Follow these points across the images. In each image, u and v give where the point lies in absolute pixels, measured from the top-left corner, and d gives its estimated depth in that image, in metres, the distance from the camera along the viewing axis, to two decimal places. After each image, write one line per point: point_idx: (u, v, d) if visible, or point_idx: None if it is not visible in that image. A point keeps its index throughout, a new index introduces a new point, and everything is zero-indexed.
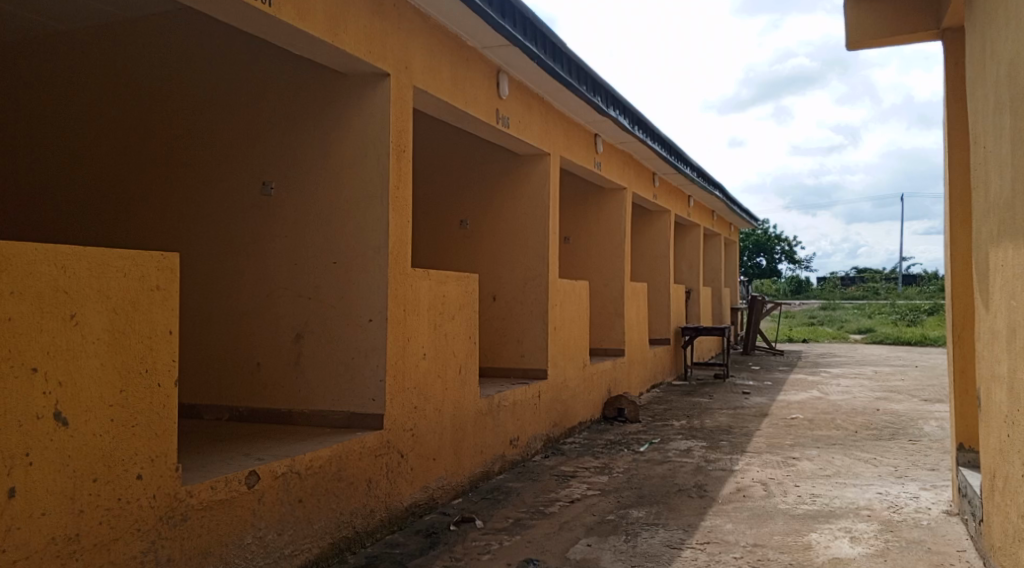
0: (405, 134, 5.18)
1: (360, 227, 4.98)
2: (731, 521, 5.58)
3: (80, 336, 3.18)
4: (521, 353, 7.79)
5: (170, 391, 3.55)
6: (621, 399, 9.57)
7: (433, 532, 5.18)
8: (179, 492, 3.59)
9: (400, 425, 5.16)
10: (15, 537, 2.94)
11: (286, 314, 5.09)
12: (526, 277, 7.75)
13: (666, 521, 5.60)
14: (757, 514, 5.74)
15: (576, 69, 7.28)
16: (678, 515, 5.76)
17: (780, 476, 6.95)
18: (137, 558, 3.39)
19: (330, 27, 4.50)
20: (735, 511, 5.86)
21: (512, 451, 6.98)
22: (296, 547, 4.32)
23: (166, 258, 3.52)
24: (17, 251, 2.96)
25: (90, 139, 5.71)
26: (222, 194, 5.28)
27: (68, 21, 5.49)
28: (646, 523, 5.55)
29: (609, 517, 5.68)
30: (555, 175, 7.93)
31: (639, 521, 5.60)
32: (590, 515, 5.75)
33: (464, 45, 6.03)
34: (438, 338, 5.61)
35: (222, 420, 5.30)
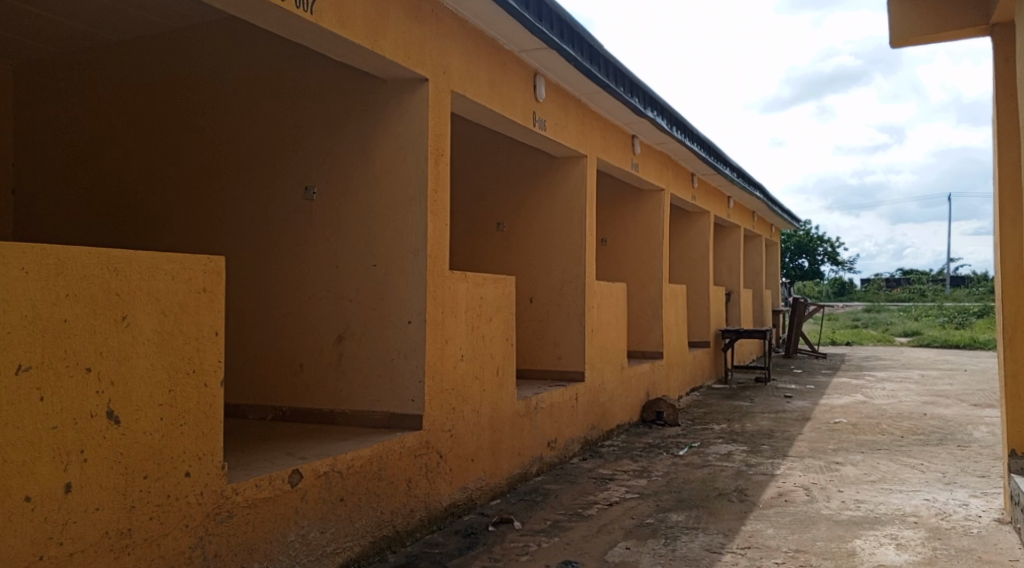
0: (444, 138, 5.25)
1: (399, 230, 5.06)
2: (773, 526, 5.56)
3: (131, 338, 3.29)
4: (559, 355, 7.82)
5: (217, 391, 3.65)
6: (660, 402, 9.55)
7: (471, 533, 5.24)
8: (225, 490, 3.69)
9: (439, 425, 5.22)
10: (71, 531, 3.05)
11: (328, 316, 5.19)
12: (564, 279, 7.78)
13: (706, 525, 5.60)
14: (799, 520, 5.70)
15: (614, 70, 7.30)
16: (718, 519, 5.75)
17: (822, 481, 6.89)
18: (186, 553, 3.49)
19: (370, 34, 4.58)
20: (776, 516, 5.83)
21: (550, 453, 7.02)
22: (338, 545, 4.40)
23: (212, 261, 3.63)
24: (72, 255, 3.07)
25: (139, 145, 5.87)
26: (265, 198, 5.40)
27: (118, 32, 5.67)
28: (686, 527, 5.55)
29: (647, 521, 5.69)
30: (593, 177, 7.95)
31: (679, 525, 5.59)
32: (629, 518, 5.77)
33: (502, 49, 6.09)
34: (476, 340, 5.67)
35: (265, 420, 5.41)
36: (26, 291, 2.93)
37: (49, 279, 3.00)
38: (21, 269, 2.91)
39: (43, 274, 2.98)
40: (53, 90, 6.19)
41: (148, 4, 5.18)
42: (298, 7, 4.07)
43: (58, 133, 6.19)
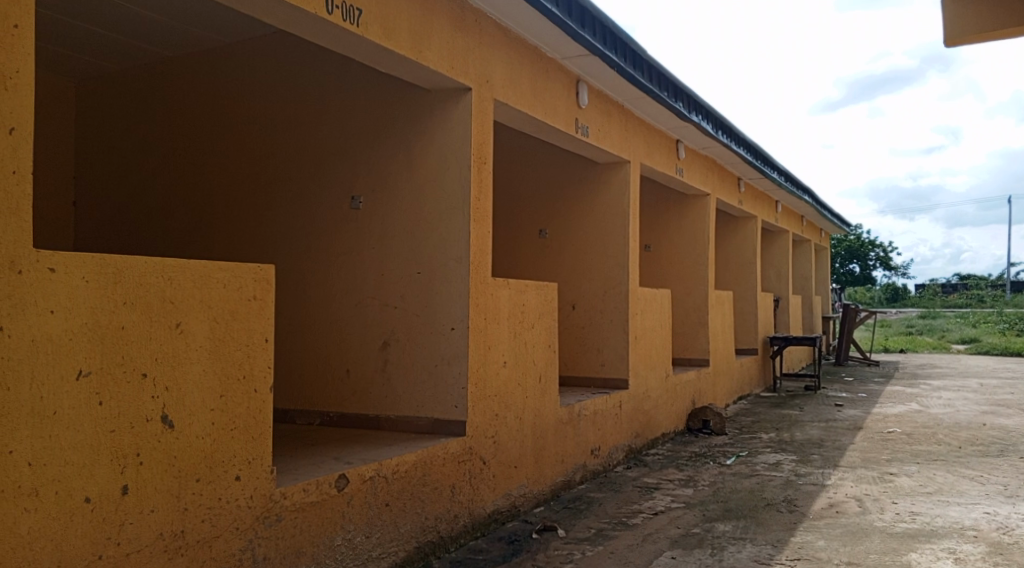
0: (487, 146, 5.30)
1: (443, 237, 5.12)
2: (824, 537, 5.50)
3: (184, 344, 3.39)
4: (602, 363, 7.82)
5: (266, 396, 3.74)
6: (706, 410, 9.49)
7: (515, 540, 5.27)
8: (273, 493, 3.77)
9: (482, 432, 5.27)
10: (128, 532, 3.15)
11: (373, 323, 5.27)
12: (607, 286, 7.79)
13: (754, 535, 5.56)
14: (851, 532, 5.63)
15: (657, 75, 7.30)
16: (767, 530, 5.70)
17: (875, 493, 6.78)
18: (237, 555, 3.58)
19: (415, 45, 4.66)
20: (828, 527, 5.76)
21: (594, 461, 7.02)
22: (384, 550, 4.47)
23: (261, 270, 3.73)
24: (129, 264, 3.17)
25: (191, 157, 6.03)
26: (313, 207, 5.51)
27: (173, 46, 5.84)
28: (733, 537, 5.51)
29: (694, 530, 5.67)
30: (636, 183, 7.96)
31: (726, 535, 5.56)
32: (675, 527, 5.75)
33: (545, 56, 6.14)
34: (518, 347, 5.70)
35: (314, 425, 5.52)
36: (86, 299, 3.03)
37: (108, 287, 3.11)
38: (82, 277, 3.02)
39: (102, 283, 3.09)
40: (111, 105, 6.42)
41: (201, 20, 5.34)
42: (346, 20, 4.16)
43: (116, 147, 6.41)
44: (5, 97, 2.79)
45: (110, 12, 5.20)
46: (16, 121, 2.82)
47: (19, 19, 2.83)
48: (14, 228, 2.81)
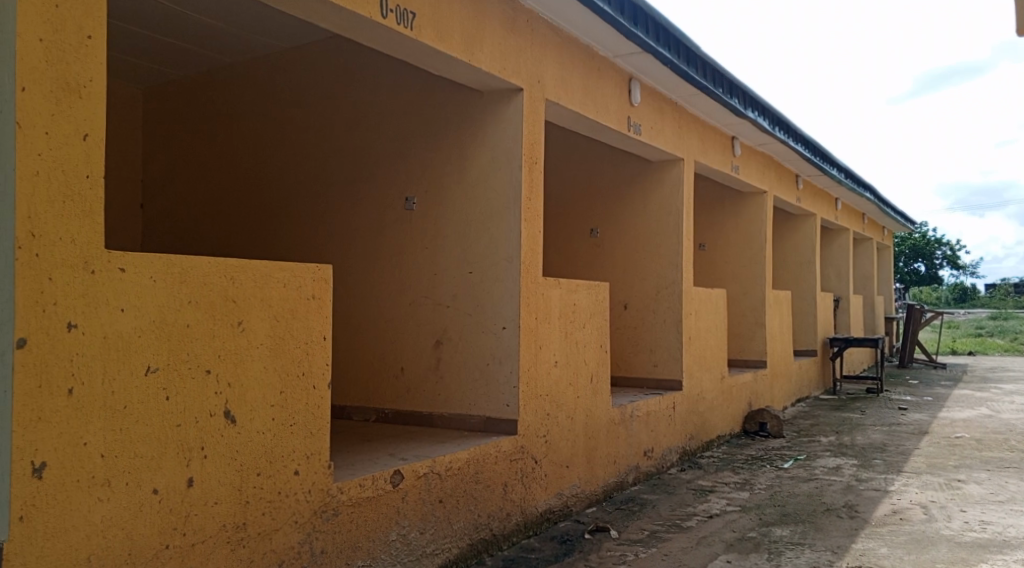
0: (538, 145, 5.34)
1: (494, 237, 5.18)
2: (886, 544, 5.41)
3: (246, 341, 3.50)
4: (654, 363, 7.81)
5: (324, 393, 3.85)
6: (763, 412, 9.40)
7: (567, 540, 5.30)
8: (330, 488, 3.87)
9: (534, 431, 5.32)
10: (194, 523, 3.27)
11: (426, 322, 5.36)
12: (660, 286, 7.77)
13: (813, 541, 5.51)
14: (916, 539, 5.53)
15: (712, 72, 7.26)
16: (826, 535, 5.64)
17: (942, 500, 6.64)
18: (295, 548, 3.68)
19: (467, 47, 4.73)
20: (891, 534, 5.67)
21: (647, 463, 7.01)
22: (438, 546, 4.55)
23: (320, 269, 3.83)
24: (194, 264, 3.30)
25: (251, 160, 6.21)
26: (368, 208, 5.62)
27: (235, 53, 6.03)
28: (791, 542, 5.47)
29: (750, 534, 5.63)
30: (690, 181, 7.92)
31: (784, 540, 5.52)
32: (731, 531, 5.72)
33: (598, 55, 6.17)
34: (569, 346, 5.74)
35: (370, 421, 5.63)
36: (154, 298, 3.16)
37: (175, 286, 3.23)
38: (150, 277, 3.14)
39: (169, 282, 3.21)
40: (177, 111, 6.64)
41: (262, 27, 5.49)
42: (400, 24, 4.25)
43: (181, 153, 6.63)
44: (81, 104, 2.93)
45: (176, 21, 5.38)
46: (90, 128, 2.96)
47: (94, 30, 2.97)
48: (88, 229, 2.94)
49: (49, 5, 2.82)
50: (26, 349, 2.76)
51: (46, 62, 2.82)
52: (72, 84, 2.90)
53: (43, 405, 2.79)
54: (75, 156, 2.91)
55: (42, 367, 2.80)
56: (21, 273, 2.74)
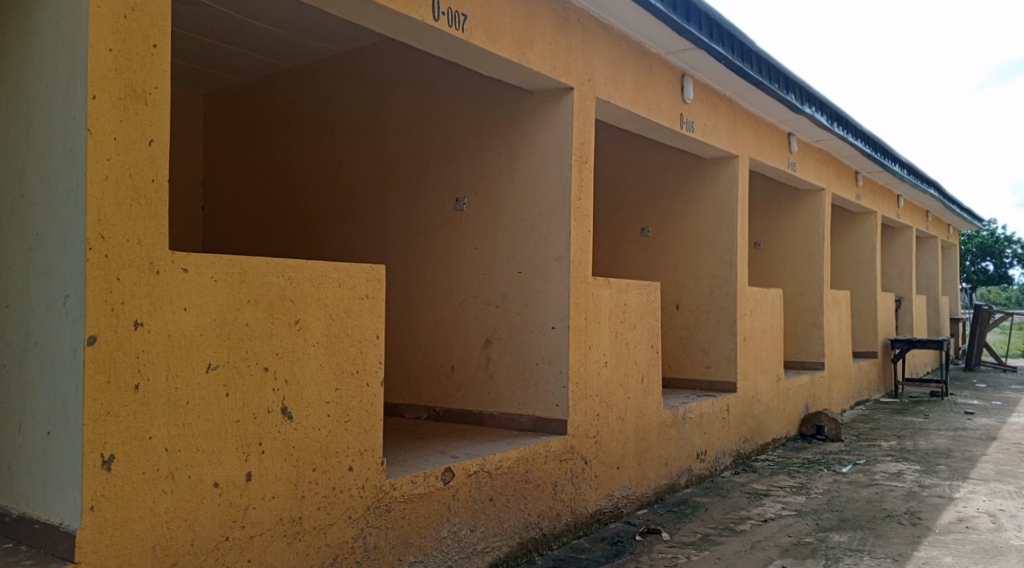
0: (588, 144, 5.34)
1: (543, 237, 5.19)
2: (952, 554, 5.29)
3: (303, 339, 3.60)
4: (707, 364, 7.75)
5: (377, 391, 3.92)
6: (820, 416, 9.27)
7: (618, 541, 5.32)
8: (384, 484, 3.95)
9: (584, 431, 5.34)
10: (252, 515, 3.37)
11: (477, 322, 5.43)
12: (713, 286, 7.72)
13: (872, 548, 5.42)
14: (983, 549, 5.40)
15: (767, 67, 7.17)
16: (888, 542, 5.54)
17: (1011, 509, 6.46)
18: (349, 542, 3.77)
19: (518, 47, 4.76)
20: (956, 543, 5.54)
21: (700, 465, 6.97)
22: (488, 544, 4.60)
23: (373, 269, 3.91)
24: (253, 264, 3.40)
25: (307, 162, 6.34)
26: (420, 209, 5.71)
27: (292, 57, 6.17)
28: (849, 549, 5.39)
29: (807, 540, 5.57)
30: (744, 179, 7.84)
31: (841, 546, 5.44)
32: (786, 536, 5.66)
33: (649, 53, 6.16)
34: (620, 347, 5.74)
35: (421, 419, 5.72)
36: (215, 298, 3.26)
37: (234, 285, 3.33)
38: (211, 277, 3.25)
39: (228, 282, 3.31)
40: (237, 115, 6.83)
41: (317, 32, 5.61)
42: (451, 26, 4.30)
43: (240, 156, 6.82)
44: (146, 111, 3.04)
45: (235, 28, 5.53)
46: (154, 133, 3.07)
47: (159, 39, 3.09)
48: (154, 231, 3.05)
49: (118, 17, 2.95)
50: (96, 346, 2.87)
51: (114, 70, 2.94)
52: (137, 91, 3.01)
53: (111, 400, 2.91)
54: (141, 161, 3.02)
55: (111, 363, 2.92)
56: (91, 273, 2.86)
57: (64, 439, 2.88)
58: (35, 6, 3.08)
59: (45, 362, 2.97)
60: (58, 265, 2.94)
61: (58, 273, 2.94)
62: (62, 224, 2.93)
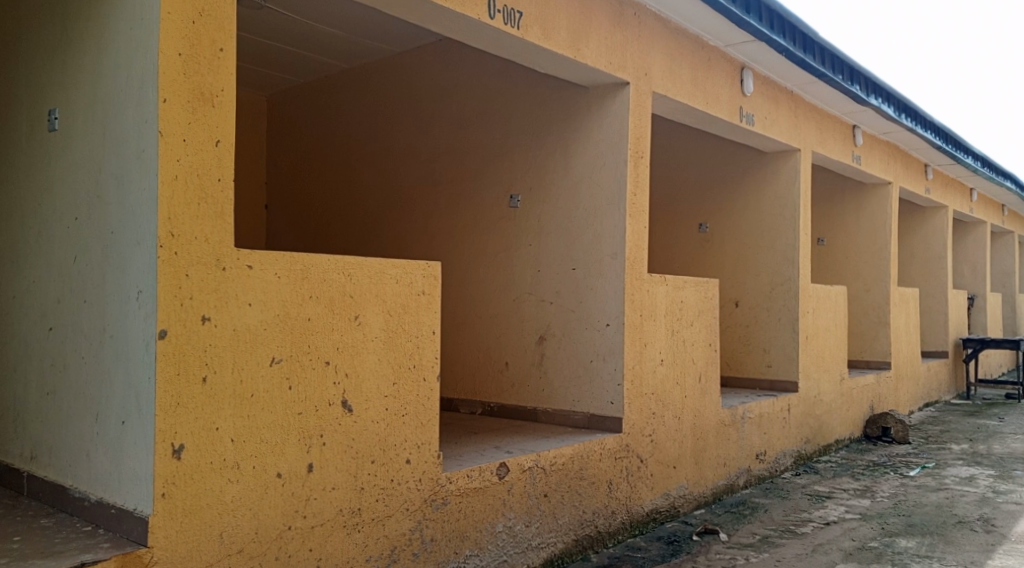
0: (644, 139, 5.32)
1: (598, 234, 5.20)
2: None
3: (362, 335, 3.68)
4: (768, 363, 7.67)
5: (433, 385, 4.00)
6: (886, 417, 9.06)
7: (674, 541, 5.30)
8: (440, 478, 4.02)
9: (640, 429, 5.33)
10: (313, 506, 3.47)
11: (531, 318, 5.48)
12: (774, 282, 7.63)
13: (942, 555, 5.30)
14: None
15: (831, 58, 7.04)
16: (959, 550, 5.41)
17: None
18: (407, 534, 3.85)
19: (573, 43, 4.78)
20: None
21: (759, 466, 6.90)
22: (543, 540, 4.64)
23: (430, 266, 3.98)
24: (315, 261, 3.49)
25: (367, 161, 6.46)
26: (476, 206, 5.78)
27: (352, 57, 6.29)
28: (917, 555, 5.28)
29: (872, 544, 5.48)
30: (807, 173, 7.71)
31: (909, 552, 5.34)
32: (850, 540, 5.57)
33: (707, 46, 6.11)
34: (676, 345, 5.71)
35: (476, 414, 5.80)
36: (279, 294, 3.37)
37: (297, 282, 3.43)
38: (276, 273, 3.36)
39: (292, 278, 3.41)
40: (299, 114, 6.99)
41: (376, 32, 5.72)
42: (507, 24, 4.35)
43: (302, 155, 6.99)
44: (213, 112, 3.16)
45: (297, 30, 5.68)
46: (221, 134, 3.18)
47: (225, 42, 3.20)
48: (220, 229, 3.17)
49: (187, 22, 3.06)
50: (167, 339, 2.99)
51: (182, 74, 3.05)
52: (205, 94, 3.13)
53: (181, 392, 3.03)
54: (208, 161, 3.14)
55: (180, 356, 3.04)
56: (162, 270, 2.98)
57: (137, 429, 3.01)
58: (108, 13, 3.22)
59: (119, 354, 3.11)
60: (131, 262, 3.07)
61: (132, 269, 3.07)
62: (135, 222, 3.06)
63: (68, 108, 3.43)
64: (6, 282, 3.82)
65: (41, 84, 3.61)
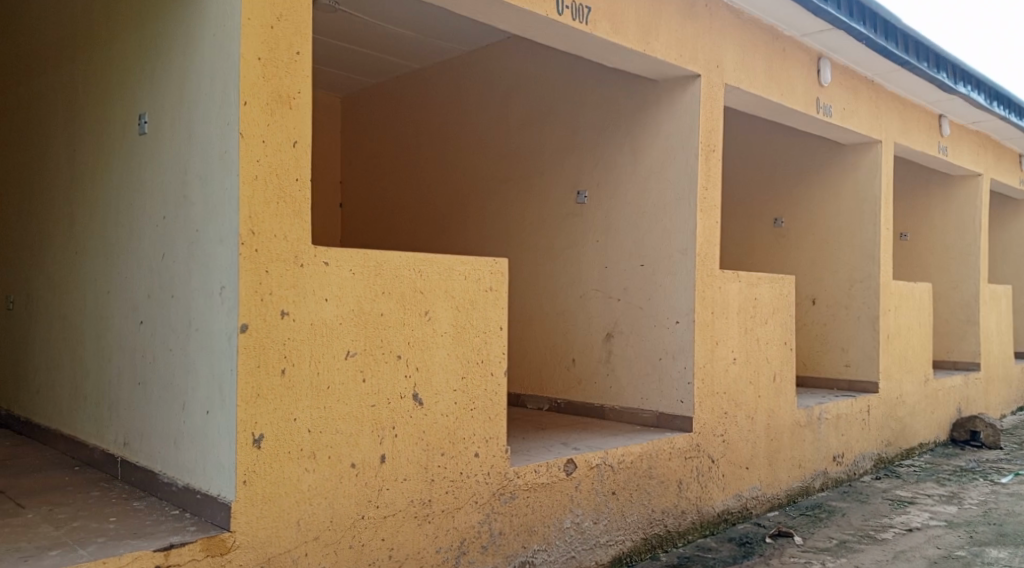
0: (716, 133, 5.28)
1: (667, 229, 5.18)
2: None
3: (432, 330, 3.76)
4: (846, 363, 7.51)
5: (501, 380, 4.05)
6: (974, 420, 8.81)
7: (747, 542, 5.25)
8: (508, 472, 4.08)
9: (711, 429, 5.29)
10: (386, 496, 3.57)
11: (599, 315, 5.50)
12: (853, 279, 7.46)
13: None
14: None
15: (915, 45, 6.83)
16: None
17: None
18: (475, 527, 3.92)
19: (642, 37, 4.77)
20: None
21: (836, 469, 6.76)
22: (611, 537, 4.66)
23: (497, 262, 4.03)
24: (387, 257, 3.59)
25: (438, 158, 6.56)
26: (545, 202, 5.82)
27: (424, 57, 6.40)
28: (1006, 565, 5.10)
29: (958, 553, 5.31)
30: (888, 165, 7.50)
31: (997, 561, 5.16)
32: (934, 547, 5.41)
33: (783, 36, 6.01)
34: (749, 343, 5.64)
35: (544, 409, 5.85)
36: (353, 289, 3.47)
37: (371, 278, 3.53)
38: (350, 270, 3.46)
39: (365, 274, 3.51)
40: (371, 113, 7.14)
41: (447, 31, 5.81)
42: (576, 19, 4.37)
43: (374, 154, 7.14)
44: (290, 114, 3.28)
45: (372, 32, 5.81)
46: (298, 135, 3.30)
47: (302, 44, 3.31)
48: (298, 228, 3.29)
49: (266, 27, 3.19)
50: (248, 333, 3.12)
51: (261, 77, 3.18)
52: (283, 96, 3.25)
53: (261, 383, 3.16)
54: (286, 162, 3.26)
55: (261, 349, 3.17)
56: (243, 266, 3.12)
57: (221, 418, 3.16)
58: (193, 20, 3.38)
59: (203, 346, 3.26)
60: (215, 258, 3.22)
61: (215, 266, 3.21)
62: (218, 219, 3.21)
63: (156, 111, 3.61)
64: (100, 278, 4.04)
65: (131, 88, 3.80)
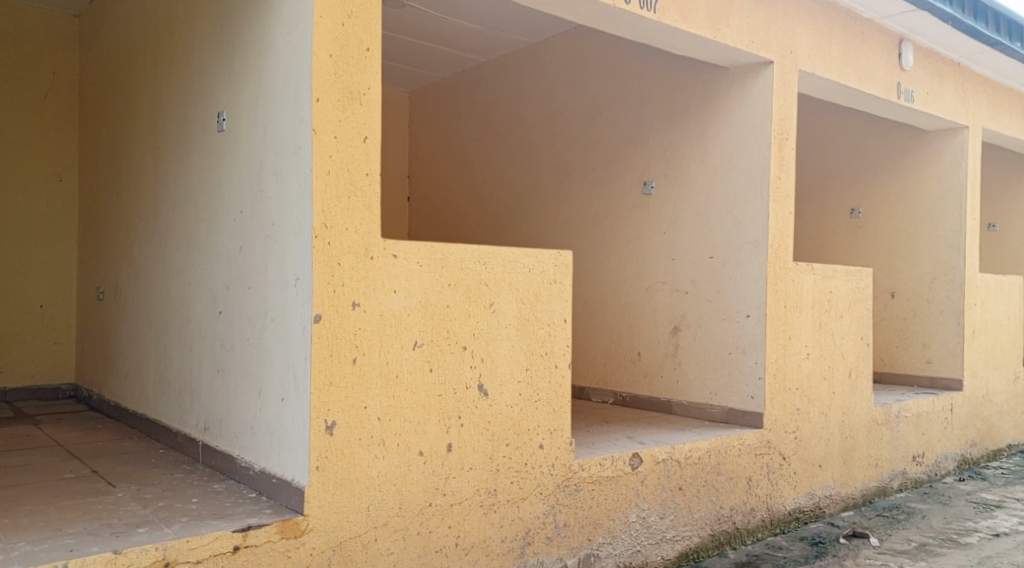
0: (790, 120, 5.18)
1: (738, 220, 5.11)
2: None
3: (497, 321, 3.81)
4: (928, 359, 7.30)
5: (565, 372, 4.08)
6: None
7: (819, 542, 5.16)
8: (573, 464, 4.11)
9: (783, 426, 5.22)
10: (452, 485, 3.64)
11: (666, 307, 5.48)
12: (935, 272, 7.23)
13: None
14: None
15: (1006, 24, 6.57)
16: None
17: None
18: (540, 518, 3.96)
19: (712, 23, 4.72)
20: None
21: (915, 469, 6.58)
22: (678, 533, 4.65)
23: (561, 255, 4.05)
24: (453, 250, 3.65)
25: (504, 150, 6.61)
26: (611, 193, 5.82)
27: (493, 49, 6.45)
28: None
29: None
30: (974, 153, 7.23)
31: None
32: (1020, 553, 5.22)
33: (861, 19, 5.86)
34: (824, 337, 5.53)
35: (608, 403, 5.84)
36: (421, 282, 3.54)
37: (437, 270, 3.60)
38: (417, 263, 3.53)
39: (432, 266, 3.58)
40: (440, 106, 7.23)
41: (515, 22, 5.84)
42: (644, 8, 4.35)
43: (443, 147, 7.23)
44: (361, 110, 3.35)
45: (441, 26, 5.88)
46: (369, 131, 3.38)
47: (372, 39, 3.38)
48: (369, 221, 3.37)
49: (338, 24, 3.28)
50: (321, 323, 3.23)
51: (333, 74, 3.27)
52: (354, 93, 3.33)
53: (333, 372, 3.26)
54: (358, 157, 3.34)
55: (333, 338, 3.26)
56: (317, 258, 3.22)
57: (295, 405, 3.27)
58: (268, 18, 3.49)
59: (278, 335, 3.38)
60: (289, 250, 3.33)
61: (290, 258, 3.33)
62: (292, 212, 3.32)
63: (233, 107, 3.75)
64: (181, 268, 4.22)
65: (210, 84, 3.95)
